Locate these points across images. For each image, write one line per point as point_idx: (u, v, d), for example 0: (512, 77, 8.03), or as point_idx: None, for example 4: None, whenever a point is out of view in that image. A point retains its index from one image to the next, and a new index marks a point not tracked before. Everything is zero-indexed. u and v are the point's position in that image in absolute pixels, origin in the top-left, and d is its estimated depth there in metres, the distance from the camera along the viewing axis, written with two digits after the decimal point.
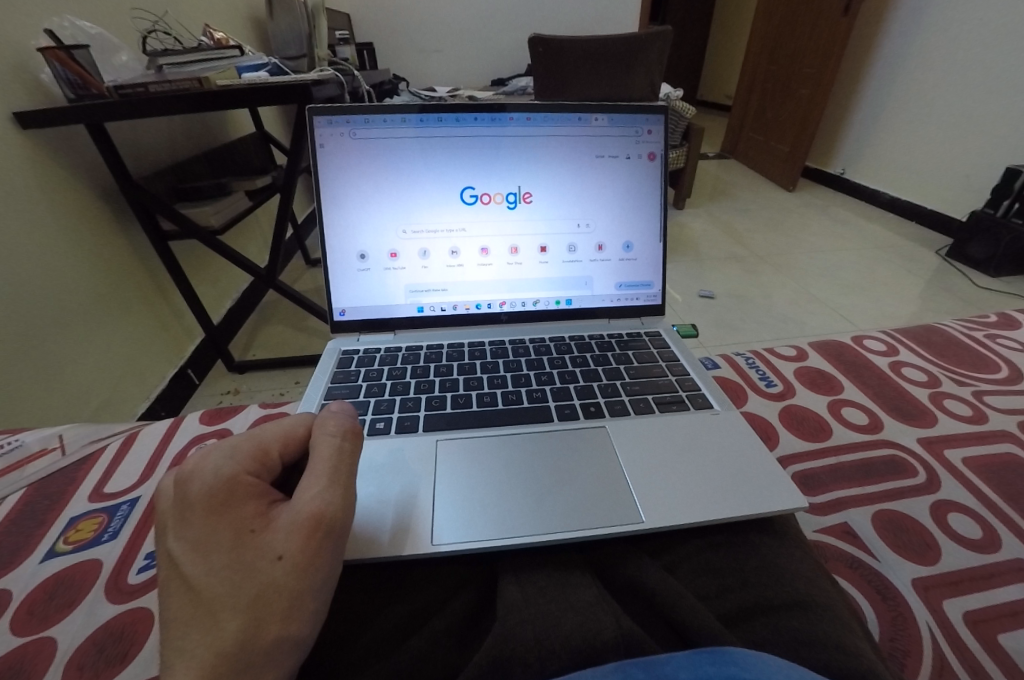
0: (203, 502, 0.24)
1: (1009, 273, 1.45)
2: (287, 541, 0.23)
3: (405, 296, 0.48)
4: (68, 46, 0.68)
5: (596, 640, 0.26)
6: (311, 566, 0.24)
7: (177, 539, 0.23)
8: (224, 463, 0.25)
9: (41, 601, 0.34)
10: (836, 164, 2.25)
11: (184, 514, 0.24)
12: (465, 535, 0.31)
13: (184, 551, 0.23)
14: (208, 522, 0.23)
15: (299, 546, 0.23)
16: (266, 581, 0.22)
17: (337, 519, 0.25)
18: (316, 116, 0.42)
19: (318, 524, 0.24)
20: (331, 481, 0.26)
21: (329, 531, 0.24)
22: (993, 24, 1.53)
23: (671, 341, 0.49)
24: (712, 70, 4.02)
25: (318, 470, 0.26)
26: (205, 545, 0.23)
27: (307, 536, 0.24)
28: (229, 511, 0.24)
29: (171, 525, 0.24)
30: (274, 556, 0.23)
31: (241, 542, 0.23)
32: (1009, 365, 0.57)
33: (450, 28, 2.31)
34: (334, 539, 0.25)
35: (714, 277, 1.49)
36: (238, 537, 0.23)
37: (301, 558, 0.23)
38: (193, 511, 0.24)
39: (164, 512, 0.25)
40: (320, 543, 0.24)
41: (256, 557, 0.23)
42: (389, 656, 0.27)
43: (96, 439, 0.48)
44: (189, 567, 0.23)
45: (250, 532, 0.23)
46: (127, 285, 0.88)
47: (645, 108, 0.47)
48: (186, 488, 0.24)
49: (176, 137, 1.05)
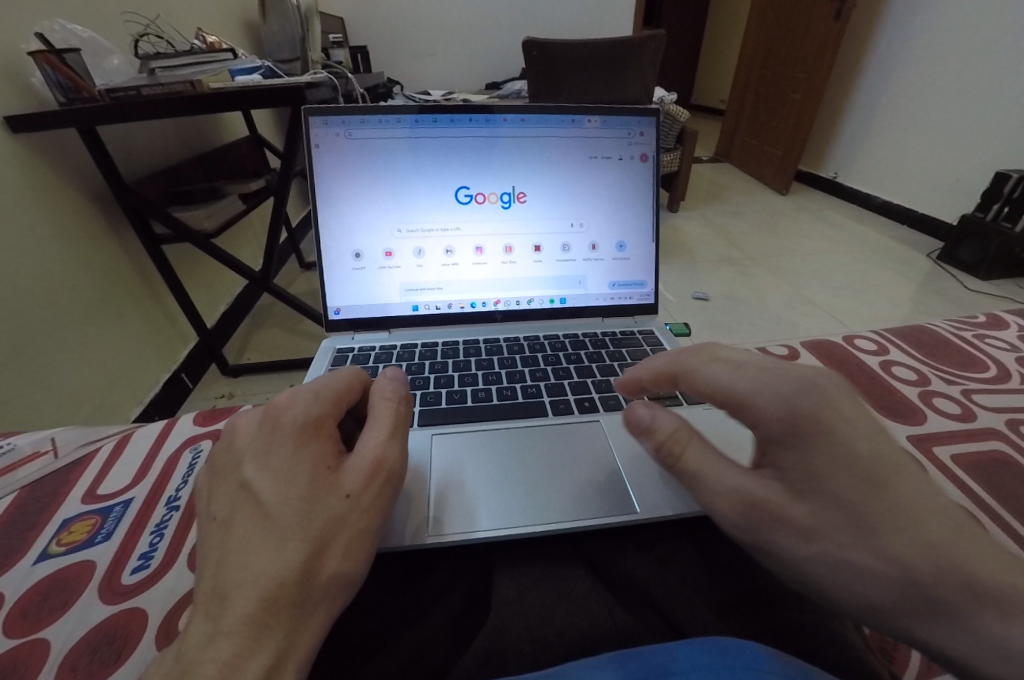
0: (293, 434, 0.27)
1: (998, 276, 1.47)
2: (353, 481, 0.27)
3: (400, 295, 0.48)
4: (60, 50, 0.68)
5: (591, 631, 0.27)
6: (372, 506, 0.27)
7: (258, 470, 0.26)
8: (312, 405, 0.28)
9: (34, 602, 0.34)
10: (828, 167, 2.28)
11: (272, 445, 0.27)
12: (487, 509, 0.33)
13: (264, 477, 0.26)
14: (294, 455, 0.26)
15: (365, 486, 0.27)
16: (334, 514, 0.25)
17: (396, 468, 0.29)
18: (311, 116, 0.43)
19: (380, 470, 0.28)
20: (392, 433, 0.30)
21: (386, 477, 0.28)
22: (980, 30, 1.57)
23: (664, 339, 0.50)
24: (705, 76, 4.06)
25: (381, 423, 0.30)
26: (288, 476, 0.26)
27: (371, 477, 0.27)
28: (314, 446, 0.27)
29: (251, 457, 0.27)
30: (344, 493, 0.26)
31: (320, 477, 0.26)
32: (997, 364, 0.58)
33: (446, 33, 2.33)
34: (390, 486, 0.28)
35: (707, 279, 1.50)
36: (318, 469, 0.26)
37: (364, 497, 0.27)
38: (281, 442, 0.27)
39: (243, 446, 0.27)
40: (380, 487, 0.28)
41: (331, 493, 0.26)
42: (393, 644, 0.27)
43: (88, 440, 0.48)
44: (269, 496, 0.25)
45: (327, 468, 0.27)
46: (121, 289, 0.88)
47: (638, 110, 0.48)
48: (280, 419, 0.28)
49: (168, 140, 1.04)
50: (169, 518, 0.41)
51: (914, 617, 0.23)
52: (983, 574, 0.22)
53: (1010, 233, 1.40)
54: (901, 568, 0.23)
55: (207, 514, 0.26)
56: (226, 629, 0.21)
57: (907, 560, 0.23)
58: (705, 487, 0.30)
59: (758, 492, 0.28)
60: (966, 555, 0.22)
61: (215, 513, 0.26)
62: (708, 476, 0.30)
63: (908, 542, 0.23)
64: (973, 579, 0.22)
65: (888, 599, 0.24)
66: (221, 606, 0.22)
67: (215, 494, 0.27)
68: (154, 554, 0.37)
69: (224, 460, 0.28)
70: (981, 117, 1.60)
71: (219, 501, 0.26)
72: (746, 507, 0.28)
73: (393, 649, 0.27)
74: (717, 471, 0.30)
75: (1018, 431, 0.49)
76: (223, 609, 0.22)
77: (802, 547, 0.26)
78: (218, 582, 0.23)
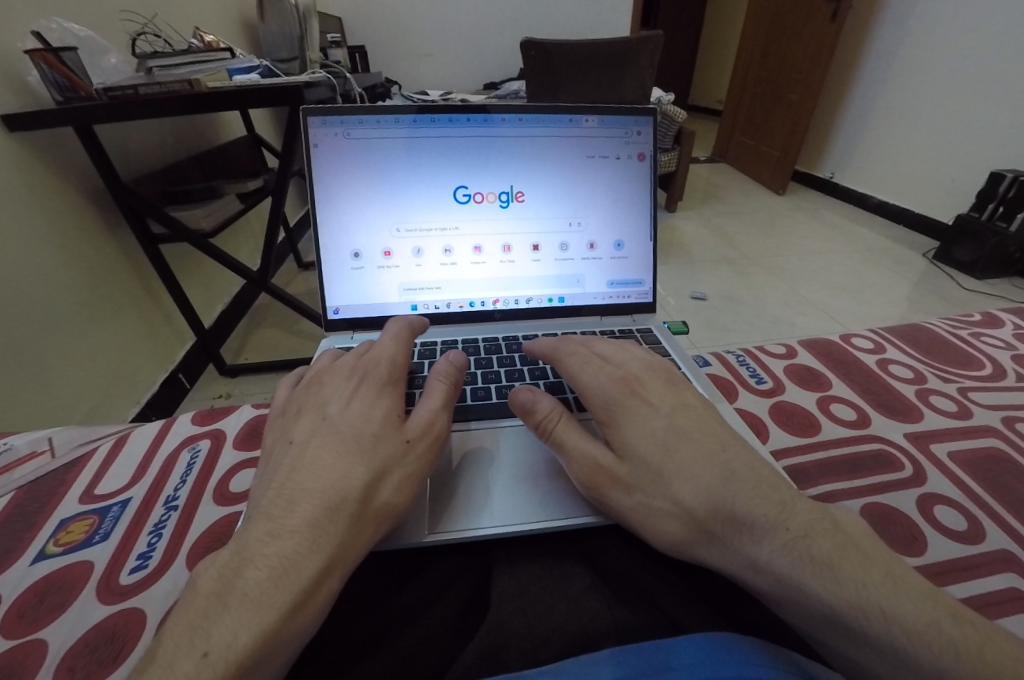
0: (378, 381, 0.33)
1: (994, 275, 1.48)
2: (413, 430, 0.31)
3: (399, 294, 0.48)
4: (57, 49, 0.68)
5: (591, 629, 0.27)
6: (422, 458, 0.31)
7: (341, 408, 0.32)
8: (394, 365, 0.35)
9: (31, 603, 0.34)
10: (824, 168, 2.29)
11: (360, 389, 0.33)
12: (502, 506, 0.33)
13: (348, 412, 0.31)
14: (373, 399, 0.32)
15: (420, 439, 0.31)
16: (393, 454, 0.30)
17: (444, 432, 0.32)
18: (310, 117, 0.43)
19: (433, 430, 0.32)
20: (444, 404, 0.34)
21: (439, 438, 0.32)
22: (976, 32, 1.58)
23: (661, 337, 0.50)
24: (703, 77, 4.07)
25: (436, 392, 0.34)
26: (366, 413, 0.31)
27: (426, 434, 0.31)
28: (389, 396, 0.33)
29: (337, 399, 0.32)
30: (404, 438, 0.31)
31: (390, 421, 0.31)
32: (993, 362, 0.59)
33: (444, 33, 2.33)
34: (439, 445, 0.32)
35: (704, 278, 1.51)
36: (389, 415, 0.31)
37: (419, 448, 0.31)
38: (368, 387, 0.33)
39: (331, 389, 0.33)
40: (432, 445, 0.32)
41: (392, 436, 0.30)
42: (386, 647, 0.27)
43: (85, 440, 0.48)
44: (346, 426, 0.30)
45: (396, 417, 0.31)
46: (117, 287, 0.87)
47: (635, 110, 0.48)
48: (372, 367, 0.34)
49: (165, 139, 1.04)
50: (167, 518, 0.40)
51: (699, 547, 0.27)
52: (744, 509, 0.26)
53: (1005, 233, 1.40)
54: (690, 510, 0.27)
55: (284, 439, 0.31)
56: (286, 528, 0.24)
57: (694, 505, 0.27)
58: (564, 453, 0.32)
59: (600, 455, 0.31)
60: (736, 497, 0.27)
61: (292, 438, 0.30)
62: (568, 443, 0.32)
63: (693, 489, 0.28)
64: (738, 514, 0.26)
65: (683, 535, 0.27)
66: (284, 512, 0.25)
67: (296, 423, 0.32)
68: (152, 554, 0.37)
69: (308, 401, 0.33)
70: (976, 117, 1.61)
71: (300, 428, 0.31)
72: (593, 469, 0.31)
73: (390, 650, 0.27)
74: (575, 437, 0.32)
75: (1014, 428, 0.49)
76: (284, 515, 0.25)
77: (626, 498, 0.29)
78: (281, 493, 0.27)
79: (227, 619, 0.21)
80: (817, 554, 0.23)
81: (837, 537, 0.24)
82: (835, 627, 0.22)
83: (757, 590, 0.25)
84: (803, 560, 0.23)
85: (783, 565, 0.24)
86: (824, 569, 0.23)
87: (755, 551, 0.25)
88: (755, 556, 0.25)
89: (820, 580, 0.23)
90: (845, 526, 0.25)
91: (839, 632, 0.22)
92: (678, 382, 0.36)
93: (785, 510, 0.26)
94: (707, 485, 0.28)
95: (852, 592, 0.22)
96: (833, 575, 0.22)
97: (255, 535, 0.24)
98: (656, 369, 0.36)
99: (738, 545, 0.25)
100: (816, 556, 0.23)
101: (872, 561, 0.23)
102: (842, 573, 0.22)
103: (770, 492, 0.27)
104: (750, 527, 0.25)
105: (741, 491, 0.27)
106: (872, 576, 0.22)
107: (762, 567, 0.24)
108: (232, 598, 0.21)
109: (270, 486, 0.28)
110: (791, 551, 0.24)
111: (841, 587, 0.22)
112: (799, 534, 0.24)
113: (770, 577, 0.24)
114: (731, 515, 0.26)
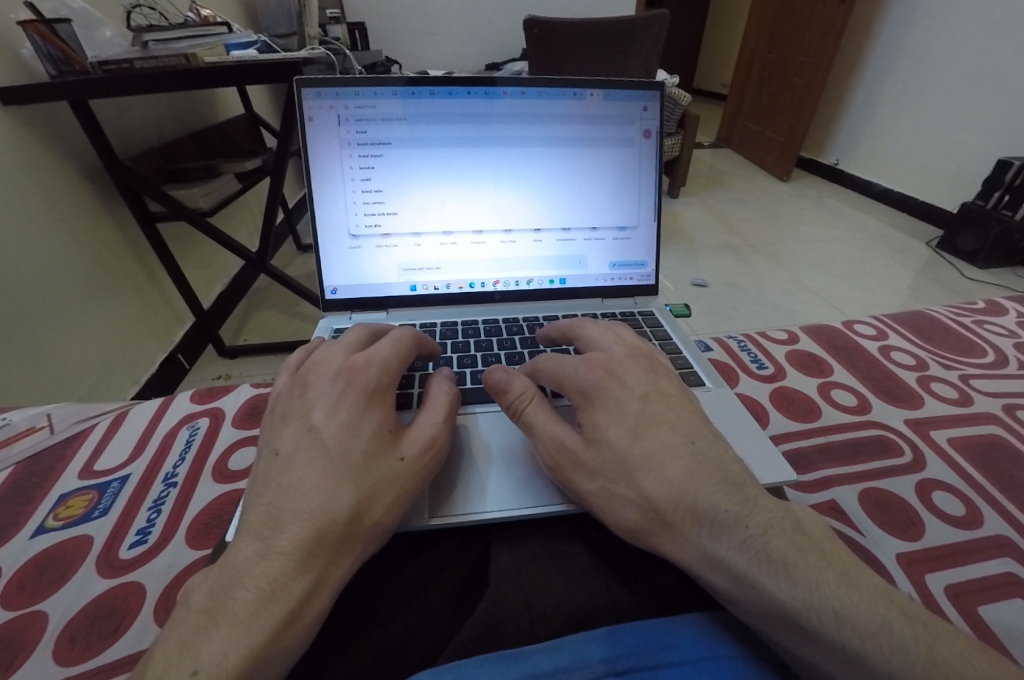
0: (365, 386, 0.31)
1: (998, 265, 1.47)
2: (410, 448, 0.30)
3: (397, 275, 0.48)
4: (50, 21, 0.66)
5: (587, 609, 0.27)
6: (423, 472, 0.30)
7: (325, 419, 0.30)
8: (386, 363, 0.33)
9: (31, 576, 0.34)
10: (830, 154, 2.25)
11: (338, 403, 0.30)
12: (496, 489, 0.33)
13: (331, 423, 0.29)
14: (358, 411, 0.30)
15: (416, 455, 0.30)
16: (389, 473, 0.28)
17: (445, 447, 0.31)
18: (304, 88, 0.41)
19: (432, 446, 0.31)
20: (446, 419, 0.32)
21: (437, 454, 0.31)
22: (988, 16, 1.54)
23: (664, 320, 0.50)
24: (709, 59, 3.99)
25: (438, 406, 0.33)
26: (352, 426, 0.29)
27: (423, 451, 0.30)
28: (379, 411, 0.31)
29: (321, 409, 0.30)
30: (398, 457, 0.29)
31: (386, 436, 0.30)
32: (995, 350, 0.58)
33: (444, 10, 2.27)
34: (438, 461, 0.31)
35: (706, 266, 1.49)
36: (381, 430, 0.30)
37: (416, 463, 0.30)
38: (349, 394, 0.31)
39: (314, 397, 0.31)
40: (431, 461, 0.30)
41: (387, 455, 0.29)
42: (386, 623, 0.28)
43: (84, 417, 0.47)
44: (333, 440, 0.28)
45: (389, 431, 0.30)
46: (112, 265, 0.86)
47: (642, 85, 0.47)
48: (368, 371, 0.32)
49: (162, 114, 1.02)
50: (166, 494, 0.41)
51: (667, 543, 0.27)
52: (707, 503, 0.26)
53: (1010, 222, 1.39)
54: (653, 501, 0.27)
55: (269, 449, 0.29)
56: (275, 548, 0.23)
57: (660, 499, 0.27)
58: (534, 433, 0.32)
59: (567, 439, 0.31)
60: (698, 490, 0.26)
61: (277, 450, 0.29)
62: (537, 425, 0.32)
63: (661, 483, 0.27)
64: (699, 508, 0.26)
65: (641, 522, 0.27)
66: (271, 531, 0.24)
67: (281, 431, 0.30)
68: (151, 529, 0.37)
69: (292, 406, 0.31)
70: (984, 104, 1.58)
71: (285, 439, 0.29)
72: (559, 455, 0.31)
73: (390, 626, 0.27)
74: (544, 420, 0.32)
75: (1013, 415, 0.49)
76: (272, 535, 0.24)
77: (589, 485, 0.29)
78: (268, 511, 0.25)
79: (224, 631, 0.21)
80: (774, 553, 0.23)
81: (795, 537, 0.24)
82: (789, 628, 0.21)
83: (712, 586, 0.24)
84: (760, 557, 0.23)
85: (739, 562, 0.23)
86: (778, 567, 0.22)
87: (712, 545, 0.25)
88: (713, 551, 0.24)
89: (775, 578, 0.22)
90: (805, 525, 0.25)
91: (790, 630, 0.21)
92: (657, 368, 0.34)
93: (747, 506, 0.25)
94: (682, 476, 0.27)
95: (807, 591, 0.21)
96: (786, 573, 0.22)
97: (243, 554, 0.23)
98: (651, 356, 0.35)
99: (698, 539, 0.25)
100: (773, 555, 0.23)
101: (829, 560, 0.23)
102: (797, 572, 0.22)
103: (737, 489, 0.26)
104: (712, 522, 0.25)
105: (714, 490, 0.26)
106: (826, 575, 0.22)
107: (720, 562, 0.24)
108: (222, 617, 0.21)
109: (256, 502, 0.26)
110: (749, 548, 0.24)
111: (796, 586, 0.22)
112: (758, 532, 0.24)
113: (726, 574, 0.24)
114: (692, 507, 0.26)
